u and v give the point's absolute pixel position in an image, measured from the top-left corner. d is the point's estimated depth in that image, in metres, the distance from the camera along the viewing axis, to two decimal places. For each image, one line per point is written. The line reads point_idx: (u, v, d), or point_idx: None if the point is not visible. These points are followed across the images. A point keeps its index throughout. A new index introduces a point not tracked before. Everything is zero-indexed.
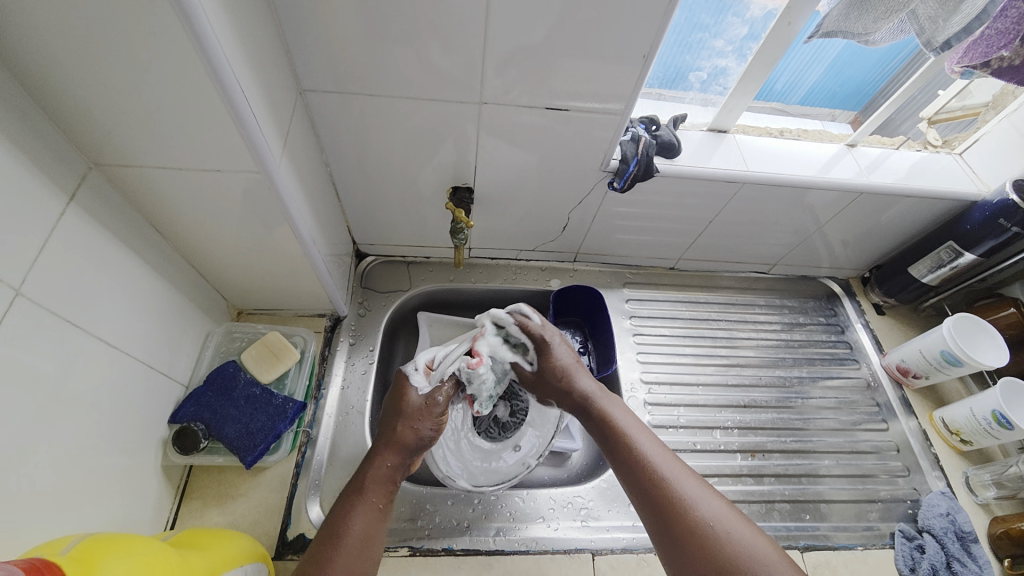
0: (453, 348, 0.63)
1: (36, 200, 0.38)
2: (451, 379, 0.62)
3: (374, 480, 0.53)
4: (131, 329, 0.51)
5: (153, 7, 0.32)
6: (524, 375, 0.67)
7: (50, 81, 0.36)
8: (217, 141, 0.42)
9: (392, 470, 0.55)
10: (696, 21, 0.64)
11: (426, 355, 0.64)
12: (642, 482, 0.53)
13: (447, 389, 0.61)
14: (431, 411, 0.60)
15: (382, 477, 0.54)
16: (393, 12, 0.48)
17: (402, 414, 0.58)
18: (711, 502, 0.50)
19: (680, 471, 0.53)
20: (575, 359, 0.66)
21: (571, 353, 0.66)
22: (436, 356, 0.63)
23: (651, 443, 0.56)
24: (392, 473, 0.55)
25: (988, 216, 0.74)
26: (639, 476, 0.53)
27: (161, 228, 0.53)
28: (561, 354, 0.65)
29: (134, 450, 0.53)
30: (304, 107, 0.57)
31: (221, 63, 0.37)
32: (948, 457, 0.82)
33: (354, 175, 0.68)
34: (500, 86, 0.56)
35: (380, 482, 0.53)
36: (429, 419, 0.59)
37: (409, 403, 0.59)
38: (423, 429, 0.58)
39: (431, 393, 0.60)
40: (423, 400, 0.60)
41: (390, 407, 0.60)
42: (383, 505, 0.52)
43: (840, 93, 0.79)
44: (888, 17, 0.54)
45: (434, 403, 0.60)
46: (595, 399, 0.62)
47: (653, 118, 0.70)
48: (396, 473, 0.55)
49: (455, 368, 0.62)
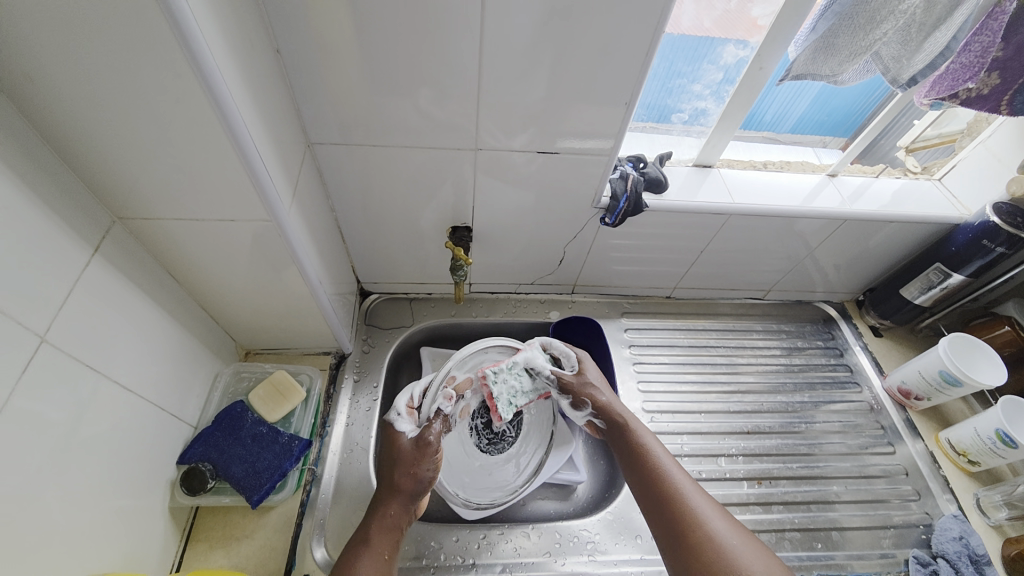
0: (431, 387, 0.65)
1: (62, 251, 0.41)
2: (437, 417, 0.62)
3: (380, 530, 0.53)
4: (146, 370, 0.53)
5: (180, 80, 0.36)
6: (563, 379, 0.67)
7: (84, 146, 0.40)
8: (232, 194, 0.46)
9: (397, 516, 0.55)
10: (675, 68, 0.68)
11: (405, 396, 0.64)
12: (660, 504, 0.53)
13: (436, 426, 0.61)
14: (426, 452, 0.59)
15: (388, 525, 0.54)
16: (395, 71, 0.53)
17: (398, 460, 0.58)
18: (720, 519, 0.50)
19: (700, 496, 0.53)
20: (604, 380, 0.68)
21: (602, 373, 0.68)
22: (414, 396, 0.64)
23: (673, 466, 0.56)
24: (397, 519, 0.55)
25: (971, 238, 0.77)
26: (657, 496, 0.53)
27: (175, 275, 0.56)
28: (592, 371, 0.68)
29: (143, 492, 0.54)
30: (312, 158, 0.61)
31: (240, 127, 0.41)
32: (958, 480, 0.81)
33: (358, 218, 0.72)
34: (495, 133, 0.61)
35: (386, 531, 0.53)
36: (426, 461, 0.58)
37: (403, 449, 0.59)
38: (423, 472, 0.58)
39: (420, 433, 0.60)
40: (412, 441, 0.59)
41: (386, 452, 0.60)
42: (390, 554, 0.52)
43: (827, 123, 0.83)
44: (853, 59, 0.59)
45: (427, 443, 0.59)
46: (617, 412, 0.63)
47: (640, 157, 0.74)
48: (402, 519, 0.55)
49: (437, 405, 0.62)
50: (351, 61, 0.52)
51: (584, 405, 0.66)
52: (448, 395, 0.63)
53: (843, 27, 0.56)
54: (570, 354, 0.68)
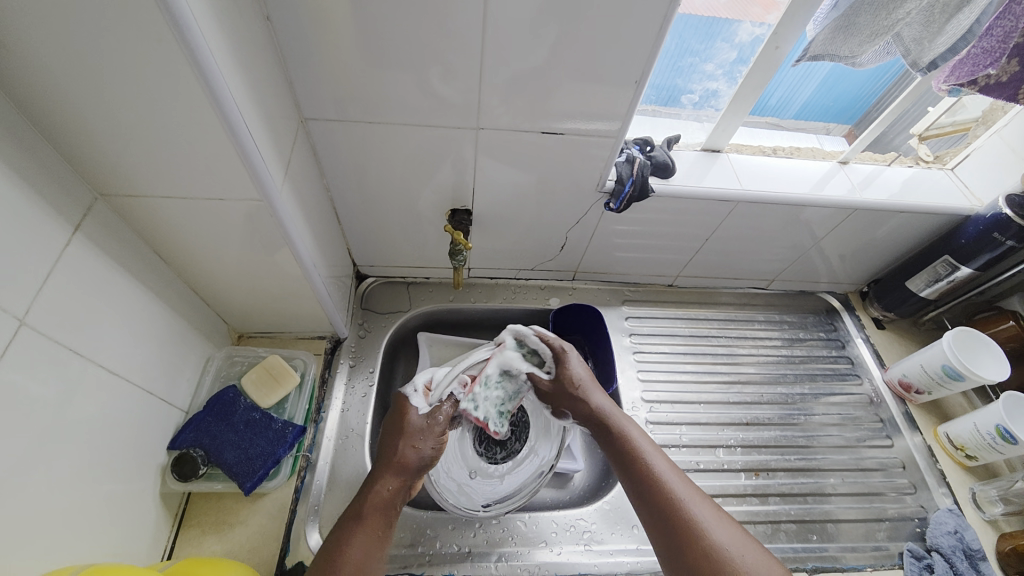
0: (448, 371, 0.65)
1: (40, 230, 0.39)
2: (449, 399, 0.63)
3: (373, 506, 0.52)
4: (134, 355, 0.51)
5: (161, 49, 0.34)
6: (541, 385, 0.67)
7: (61, 118, 0.37)
8: (221, 173, 0.44)
9: (392, 494, 0.54)
10: (686, 47, 0.65)
11: (426, 376, 0.65)
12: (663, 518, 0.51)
13: (446, 407, 0.62)
14: (432, 429, 0.60)
15: (382, 502, 0.53)
16: (393, 44, 0.50)
17: (404, 431, 0.58)
18: (720, 525, 0.49)
19: (700, 501, 0.52)
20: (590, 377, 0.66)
21: (585, 367, 0.66)
22: (434, 379, 0.65)
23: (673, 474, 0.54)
24: (392, 496, 0.54)
25: (982, 230, 0.75)
26: (659, 511, 0.51)
27: (164, 256, 0.54)
28: (575, 371, 0.65)
29: (133, 478, 0.53)
30: (306, 135, 0.59)
31: (227, 100, 0.38)
32: (954, 474, 0.81)
33: (354, 199, 0.69)
34: (497, 112, 0.58)
35: (379, 507, 0.52)
36: (431, 437, 0.59)
37: (410, 422, 0.59)
38: (424, 448, 0.58)
39: (431, 412, 0.61)
40: (423, 417, 0.60)
41: (392, 424, 0.60)
42: (382, 532, 0.51)
43: (833, 108, 0.80)
44: (873, 40, 0.56)
45: (435, 421, 0.60)
46: (606, 416, 0.62)
47: (647, 139, 0.71)
48: (396, 497, 0.54)
49: (451, 389, 0.63)
50: (347, 32, 0.49)
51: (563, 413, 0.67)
52: (464, 381, 0.65)
53: (865, 6, 0.53)
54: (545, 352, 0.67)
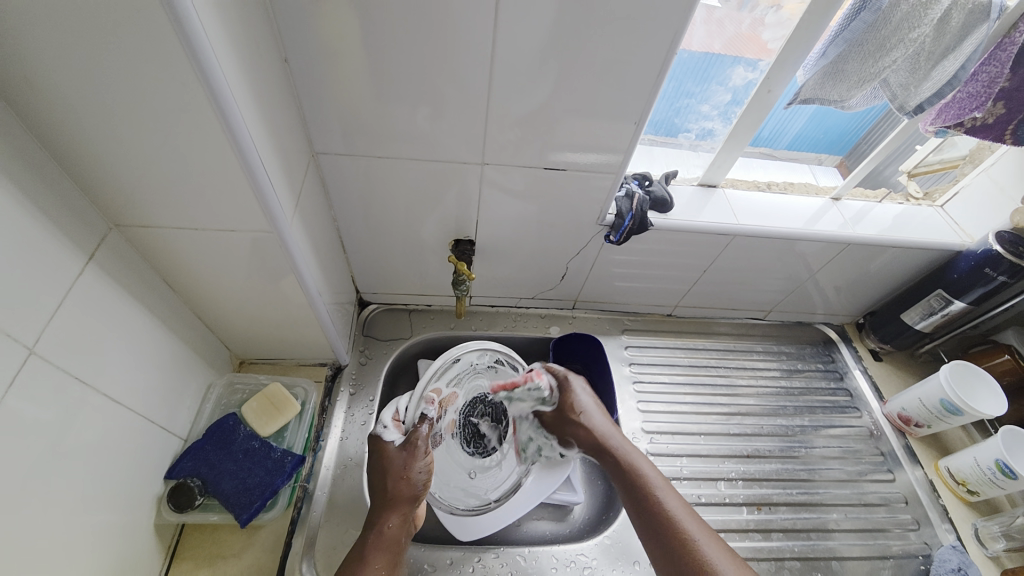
0: (413, 396, 0.66)
1: (56, 260, 0.40)
2: (422, 420, 0.63)
3: (375, 545, 0.55)
4: (136, 382, 0.51)
5: (186, 90, 0.35)
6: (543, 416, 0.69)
7: (83, 152, 0.39)
8: (233, 204, 0.45)
9: (396, 529, 0.57)
10: (684, 89, 0.68)
11: (392, 410, 0.66)
12: (658, 531, 0.55)
13: (422, 429, 0.62)
14: (416, 455, 0.60)
15: (386, 539, 0.56)
16: (405, 83, 0.52)
17: (387, 471, 0.59)
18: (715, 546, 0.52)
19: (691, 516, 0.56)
20: (592, 404, 0.69)
21: (590, 397, 0.69)
22: (400, 408, 0.65)
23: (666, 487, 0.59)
24: (395, 531, 0.57)
25: (973, 266, 0.77)
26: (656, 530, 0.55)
27: (172, 284, 0.54)
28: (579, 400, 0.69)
29: (128, 508, 0.52)
30: (316, 168, 0.61)
31: (245, 138, 0.40)
32: (957, 509, 0.80)
33: (360, 228, 0.71)
34: (501, 148, 0.60)
35: (383, 546, 0.55)
36: (417, 462, 0.60)
37: (391, 458, 0.60)
38: (414, 475, 0.59)
39: (407, 438, 0.62)
40: (401, 448, 0.61)
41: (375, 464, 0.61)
42: (387, 568, 0.54)
43: (823, 140, 0.83)
44: (861, 85, 0.59)
45: (415, 445, 0.61)
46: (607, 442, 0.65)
47: (646, 175, 0.73)
48: (402, 531, 0.57)
49: (421, 411, 0.64)
50: (360, 72, 0.51)
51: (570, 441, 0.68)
52: (430, 399, 0.65)
53: (853, 53, 0.56)
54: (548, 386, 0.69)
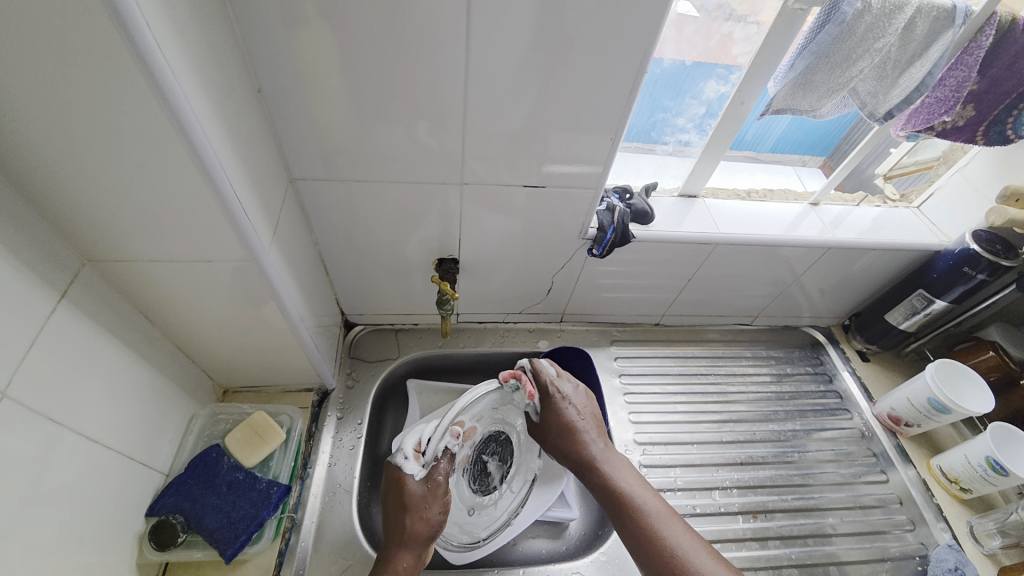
0: (437, 426, 0.56)
1: (27, 300, 0.39)
2: (444, 456, 0.56)
3: None
4: (114, 418, 0.50)
5: (153, 123, 0.35)
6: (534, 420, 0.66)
7: (51, 189, 0.38)
8: (209, 234, 0.44)
9: (409, 568, 0.55)
10: (658, 103, 0.69)
11: (413, 435, 0.56)
12: (645, 549, 0.53)
13: (444, 465, 0.56)
14: (435, 493, 0.56)
15: None
16: (381, 106, 0.53)
17: (408, 507, 0.55)
18: (703, 558, 0.51)
19: (677, 529, 0.54)
20: (579, 411, 0.64)
21: (577, 405, 0.64)
22: (423, 438, 0.55)
23: (671, 517, 0.56)
24: (408, 571, 0.54)
25: (952, 265, 0.78)
26: (642, 547, 0.54)
27: (150, 316, 0.54)
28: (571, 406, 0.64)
29: (108, 548, 0.50)
30: (295, 193, 0.60)
31: (216, 169, 0.40)
32: (950, 508, 0.80)
33: (342, 251, 0.71)
34: (480, 166, 0.61)
35: None
36: (436, 504, 0.56)
37: (411, 494, 0.55)
38: (431, 516, 0.56)
39: (427, 475, 0.55)
40: (421, 483, 0.55)
41: (391, 494, 0.56)
42: None
43: (805, 142, 0.84)
44: (830, 95, 0.60)
45: (437, 484, 0.56)
46: (591, 458, 0.62)
47: (626, 188, 0.74)
48: (414, 570, 0.55)
49: (445, 445, 0.56)
50: (335, 97, 0.51)
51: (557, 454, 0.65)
52: (455, 433, 0.57)
53: (820, 66, 0.57)
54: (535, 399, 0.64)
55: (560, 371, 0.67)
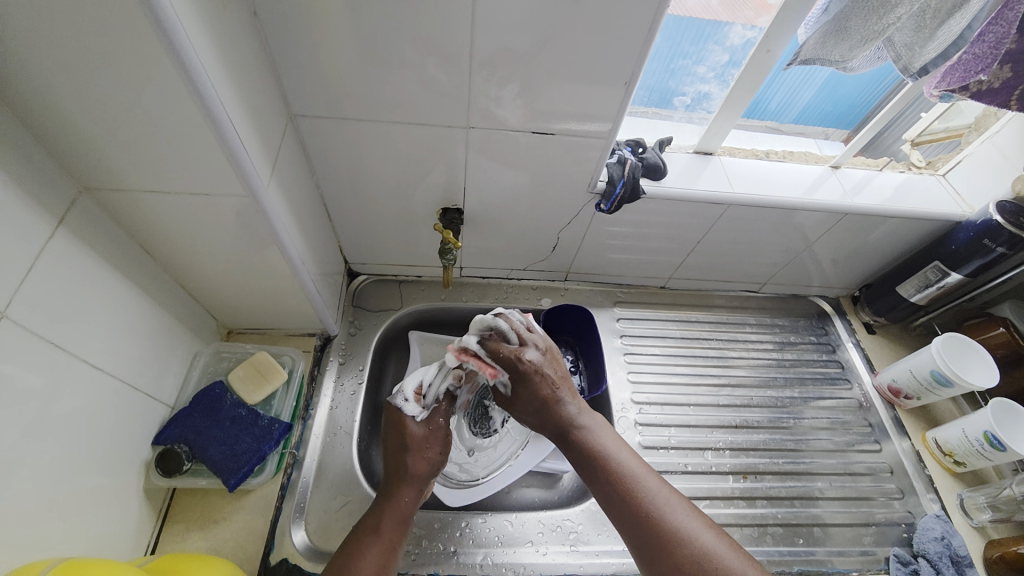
0: (439, 368, 0.61)
1: (22, 223, 0.39)
2: (444, 397, 0.62)
3: (388, 518, 0.54)
4: (118, 350, 0.51)
5: (143, 43, 0.33)
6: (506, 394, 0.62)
7: (41, 109, 0.37)
8: (205, 167, 0.43)
9: (410, 504, 0.56)
10: (678, 49, 0.66)
11: (414, 379, 0.61)
12: (618, 500, 0.53)
13: (445, 407, 0.62)
14: (435, 435, 0.60)
15: (400, 513, 0.55)
16: (383, 40, 0.50)
17: (410, 446, 0.58)
18: (677, 508, 0.52)
19: (655, 482, 0.54)
20: (552, 380, 0.59)
21: (557, 372, 0.60)
22: (423, 381, 0.61)
23: (651, 477, 0.54)
24: (409, 505, 0.56)
25: (972, 238, 0.75)
26: (617, 500, 0.53)
27: (151, 251, 0.53)
28: (542, 371, 0.59)
29: (116, 472, 0.52)
30: (295, 130, 0.59)
31: (208, 90, 0.38)
32: (942, 479, 0.81)
33: (345, 197, 0.69)
34: (487, 112, 0.58)
35: (397, 519, 0.54)
36: (436, 445, 0.60)
37: (411, 435, 0.59)
38: (433, 455, 0.59)
39: (427, 416, 0.60)
40: (422, 425, 0.60)
41: (393, 436, 0.59)
42: (396, 541, 0.53)
43: (832, 113, 0.81)
44: (864, 45, 0.56)
45: (435, 426, 0.61)
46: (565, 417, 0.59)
47: (639, 142, 0.71)
48: (413, 507, 0.56)
49: (445, 387, 0.61)
50: (335, 28, 0.49)
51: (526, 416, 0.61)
52: (455, 376, 0.62)
53: (857, 9, 0.53)
54: (499, 375, 0.60)
55: (523, 337, 0.61)
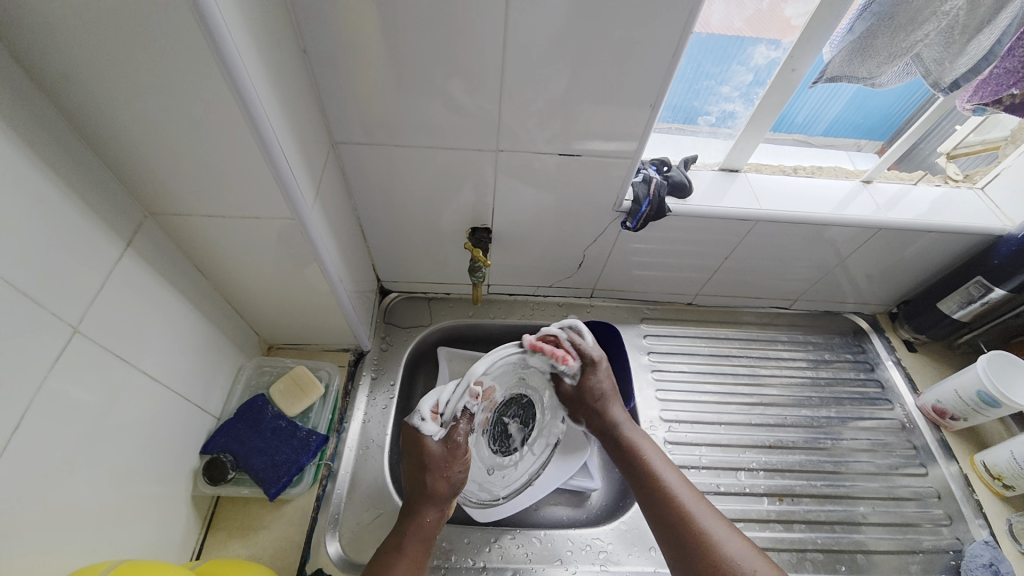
0: (456, 388, 0.52)
1: (96, 246, 0.43)
2: (464, 415, 0.54)
3: (412, 537, 0.57)
4: (171, 363, 0.55)
5: (211, 83, 0.37)
6: (563, 389, 0.67)
7: (118, 143, 0.41)
8: (257, 193, 0.47)
9: (433, 524, 0.58)
10: (702, 70, 0.67)
11: (431, 395, 0.54)
12: (659, 509, 0.59)
13: (464, 425, 0.55)
14: (456, 454, 0.56)
15: (422, 532, 0.57)
16: (418, 72, 0.53)
17: (430, 467, 0.56)
18: (713, 521, 0.56)
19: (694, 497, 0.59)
20: (610, 390, 0.68)
21: (610, 381, 0.67)
22: (439, 399, 0.53)
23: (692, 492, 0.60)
24: (432, 525, 0.58)
25: (1015, 251, 0.73)
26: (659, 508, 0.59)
27: (204, 270, 0.57)
28: (598, 381, 0.66)
29: (165, 479, 0.55)
30: (336, 157, 0.62)
31: (264, 124, 0.41)
32: (991, 505, 0.77)
33: (380, 218, 0.73)
34: (515, 135, 0.60)
35: (419, 539, 0.57)
36: (457, 463, 0.57)
37: (431, 453, 0.55)
38: (454, 476, 0.57)
39: (447, 436, 0.54)
40: (441, 444, 0.55)
41: (414, 453, 0.56)
42: (420, 559, 0.57)
43: (863, 125, 0.80)
44: (892, 61, 0.56)
45: (456, 446, 0.55)
46: (621, 432, 0.67)
47: (664, 160, 0.72)
48: (436, 524, 0.59)
49: (465, 406, 0.53)
50: (375, 62, 0.52)
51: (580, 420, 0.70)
52: (475, 393, 0.53)
53: (882, 28, 0.54)
54: (573, 363, 0.63)
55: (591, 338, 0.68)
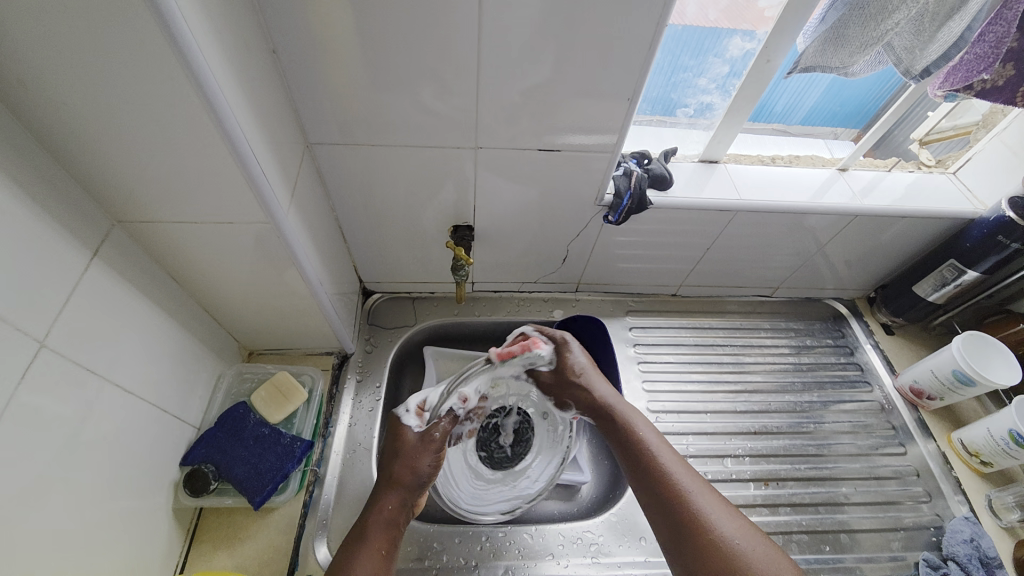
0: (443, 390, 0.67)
1: (60, 256, 0.41)
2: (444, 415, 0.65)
3: (377, 523, 0.54)
4: (146, 374, 0.53)
5: (175, 86, 0.36)
6: (543, 378, 0.72)
7: (80, 151, 0.40)
8: (230, 198, 0.46)
9: (396, 511, 0.56)
10: (679, 63, 0.67)
11: (420, 396, 0.66)
12: (650, 482, 0.57)
13: (443, 424, 0.64)
14: (429, 446, 0.62)
15: (386, 520, 0.55)
16: (393, 69, 0.52)
17: (400, 452, 0.60)
18: (703, 494, 0.55)
19: (683, 469, 0.58)
20: (589, 364, 0.70)
21: (587, 357, 0.71)
22: (426, 399, 0.66)
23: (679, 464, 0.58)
24: (394, 514, 0.56)
25: (987, 234, 0.74)
26: (650, 482, 0.57)
27: (178, 278, 0.56)
28: (573, 360, 0.70)
29: (145, 493, 0.54)
30: (311, 158, 0.61)
31: (236, 132, 0.40)
32: (969, 480, 0.79)
33: (359, 219, 0.71)
34: (494, 131, 0.60)
35: (383, 525, 0.54)
36: (427, 455, 0.61)
37: (404, 442, 0.61)
38: (423, 465, 0.60)
39: (426, 429, 0.63)
40: (418, 434, 0.62)
41: (388, 443, 0.62)
42: (385, 549, 0.53)
43: (840, 113, 0.80)
44: (863, 50, 0.57)
45: (431, 438, 0.62)
46: (610, 404, 0.66)
47: (644, 152, 0.72)
48: (400, 513, 0.57)
49: (446, 404, 0.66)
50: (348, 60, 0.51)
51: (567, 405, 0.72)
52: (460, 397, 0.67)
53: (853, 18, 0.54)
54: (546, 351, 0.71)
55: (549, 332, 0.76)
